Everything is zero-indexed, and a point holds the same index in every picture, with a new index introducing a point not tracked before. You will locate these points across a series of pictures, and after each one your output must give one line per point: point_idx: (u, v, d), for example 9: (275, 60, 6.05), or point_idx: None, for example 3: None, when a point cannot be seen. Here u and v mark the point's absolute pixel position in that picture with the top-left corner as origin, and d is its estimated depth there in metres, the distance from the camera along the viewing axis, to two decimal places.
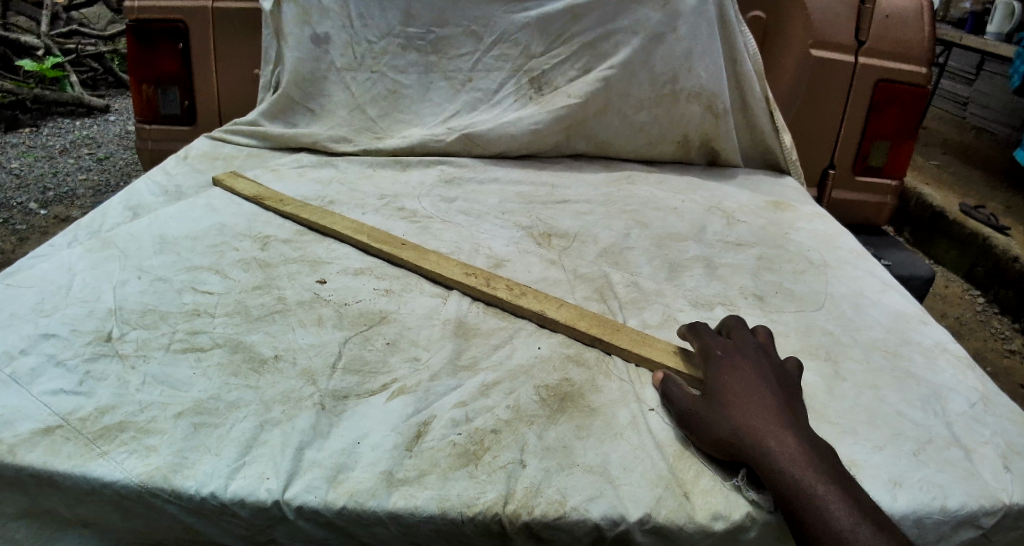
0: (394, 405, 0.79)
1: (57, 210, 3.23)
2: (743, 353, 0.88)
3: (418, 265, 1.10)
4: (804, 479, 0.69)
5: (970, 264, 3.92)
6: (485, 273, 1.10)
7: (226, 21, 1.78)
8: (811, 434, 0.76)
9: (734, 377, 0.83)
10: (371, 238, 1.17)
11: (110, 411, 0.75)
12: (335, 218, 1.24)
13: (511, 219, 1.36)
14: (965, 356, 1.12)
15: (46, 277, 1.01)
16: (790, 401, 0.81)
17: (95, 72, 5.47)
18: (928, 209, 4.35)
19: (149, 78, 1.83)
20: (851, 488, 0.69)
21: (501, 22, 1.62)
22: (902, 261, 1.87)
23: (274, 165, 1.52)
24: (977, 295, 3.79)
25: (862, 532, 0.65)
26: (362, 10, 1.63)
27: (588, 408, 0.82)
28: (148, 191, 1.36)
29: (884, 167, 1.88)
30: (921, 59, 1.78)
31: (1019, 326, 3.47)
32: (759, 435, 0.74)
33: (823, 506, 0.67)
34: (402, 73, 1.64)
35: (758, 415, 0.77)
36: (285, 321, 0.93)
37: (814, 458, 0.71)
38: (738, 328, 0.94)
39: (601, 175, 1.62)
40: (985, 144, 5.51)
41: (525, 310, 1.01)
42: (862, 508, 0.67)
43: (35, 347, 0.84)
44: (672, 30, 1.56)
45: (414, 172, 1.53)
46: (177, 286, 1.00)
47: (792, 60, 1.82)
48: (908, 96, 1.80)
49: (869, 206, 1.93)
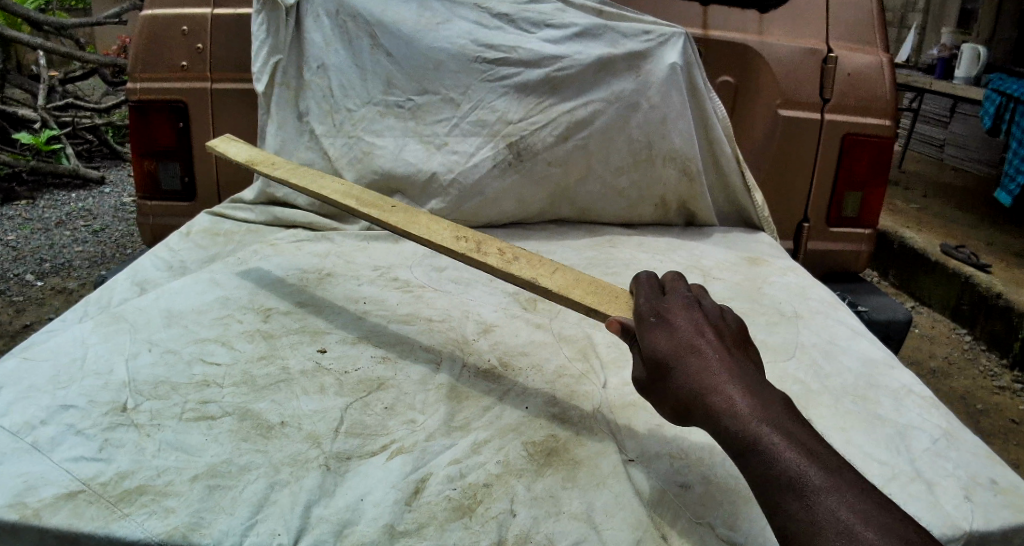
0: (394, 463, 0.85)
1: (54, 282, 3.29)
2: (673, 313, 0.89)
3: (408, 230, 1.20)
4: (752, 425, 0.73)
5: (957, 301, 4.21)
6: (474, 238, 1.20)
7: (223, 97, 1.90)
8: (755, 384, 0.78)
9: (672, 330, 0.86)
10: (360, 202, 1.29)
11: (129, 475, 0.81)
12: (326, 182, 1.38)
13: (499, 285, 1.42)
14: (931, 397, 1.20)
15: (61, 351, 1.08)
16: (733, 349, 0.85)
17: (90, 144, 5.92)
18: (910, 252, 4.70)
19: (151, 156, 1.97)
20: (798, 430, 0.72)
21: (476, 90, 1.69)
22: (880, 307, 1.98)
23: (272, 240, 1.60)
24: (964, 332, 4.08)
25: (811, 469, 0.67)
26: (343, 79, 1.72)
27: (573, 461, 0.89)
28: (153, 267, 1.45)
29: (857, 217, 2.04)
30: (879, 114, 1.95)
31: (1005, 362, 3.75)
32: (706, 389, 0.78)
33: (773, 452, 0.69)
34: (379, 136, 1.69)
35: (703, 367, 0.80)
36: (289, 389, 1.00)
37: (759, 405, 0.75)
38: (673, 282, 0.97)
39: (584, 240, 1.72)
40: (964, 194, 6.02)
41: (516, 277, 1.10)
42: (809, 448, 0.69)
43: (55, 417, 0.91)
44: (647, 99, 1.69)
45: (407, 244, 1.62)
46: (186, 357, 1.07)
47: (765, 114, 1.93)
48: (871, 145, 1.96)
49: (845, 254, 2.07)
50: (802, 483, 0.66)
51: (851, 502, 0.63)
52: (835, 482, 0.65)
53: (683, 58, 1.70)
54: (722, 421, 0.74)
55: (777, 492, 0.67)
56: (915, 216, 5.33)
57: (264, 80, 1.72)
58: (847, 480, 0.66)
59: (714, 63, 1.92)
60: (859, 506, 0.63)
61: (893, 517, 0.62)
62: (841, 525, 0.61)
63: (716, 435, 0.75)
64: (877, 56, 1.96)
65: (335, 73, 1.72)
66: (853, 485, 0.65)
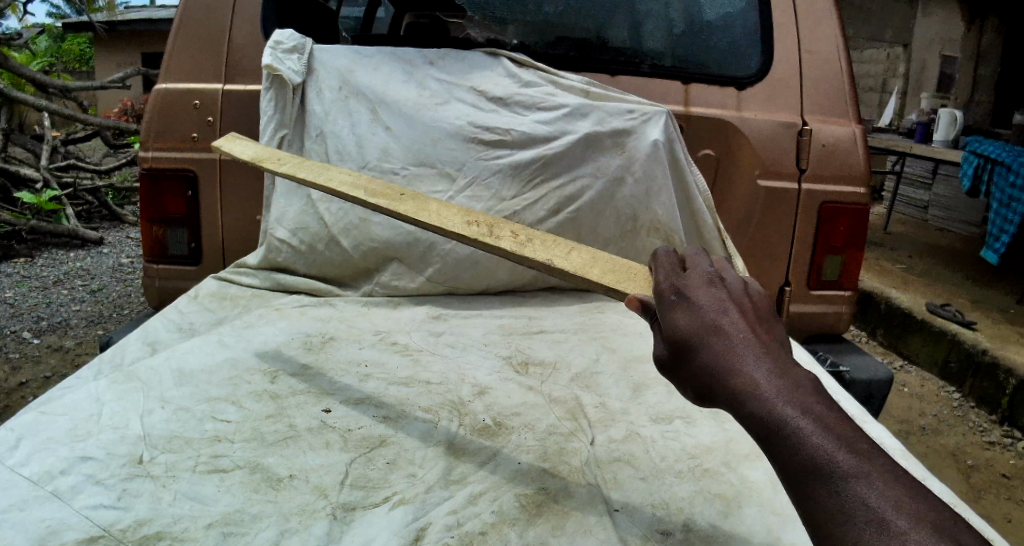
0: (396, 512, 0.91)
1: (50, 340, 3.33)
2: (694, 290, 0.84)
3: (419, 219, 1.27)
4: (778, 409, 0.69)
5: (945, 357, 4.31)
6: (486, 224, 1.28)
7: (230, 167, 2.02)
8: (781, 364, 0.74)
9: (692, 308, 0.81)
10: (368, 193, 1.37)
11: (147, 522, 0.87)
12: (333, 175, 1.48)
13: (493, 350, 1.50)
14: (901, 449, 1.27)
15: (77, 406, 1.14)
16: (757, 327, 0.80)
17: (90, 206, 6.09)
18: (898, 311, 4.83)
19: (160, 222, 2.08)
20: (827, 412, 0.69)
21: (471, 167, 1.82)
22: (862, 366, 2.10)
23: (277, 305, 1.69)
24: (953, 390, 4.15)
25: (840, 454, 0.64)
26: (340, 147, 1.84)
27: (562, 511, 0.95)
28: (163, 328, 1.53)
29: (837, 280, 2.16)
30: (853, 182, 2.10)
31: (995, 418, 3.82)
32: (728, 370, 0.74)
33: (800, 436, 0.66)
34: None
35: (724, 347, 0.76)
36: (297, 445, 1.06)
37: (785, 386, 0.71)
38: (694, 259, 0.92)
39: (574, 305, 1.82)
40: (945, 255, 6.25)
41: (531, 260, 1.18)
42: (837, 431, 0.66)
43: (74, 468, 0.97)
44: (632, 174, 1.83)
45: (405, 310, 1.72)
46: (198, 414, 1.14)
47: (745, 184, 2.07)
48: (846, 213, 2.11)
49: (828, 315, 2.18)
50: (829, 469, 0.63)
51: (884, 490, 0.61)
52: (867, 468, 0.63)
53: (665, 134, 1.83)
54: (745, 402, 0.71)
55: (803, 480, 0.64)
56: (898, 278, 5.50)
57: None
58: (879, 466, 0.63)
59: (698, 137, 2.04)
60: (892, 493, 0.60)
61: (925, 505, 0.60)
62: (872, 513, 0.59)
63: (739, 417, 0.72)
64: (850, 126, 2.10)
65: (331, 141, 1.85)
66: (884, 471, 0.63)
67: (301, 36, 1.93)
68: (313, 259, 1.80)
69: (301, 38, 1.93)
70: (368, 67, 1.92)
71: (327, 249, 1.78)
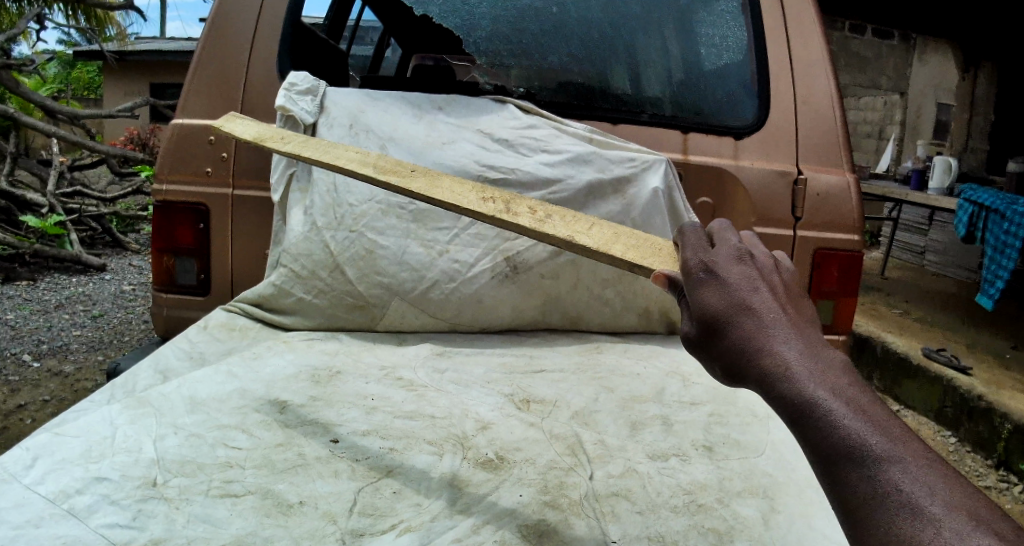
0: (402, 539, 0.96)
1: (50, 364, 3.34)
2: (724, 269, 0.88)
3: (433, 196, 1.33)
4: (810, 391, 0.72)
5: (941, 404, 4.33)
6: (502, 200, 1.34)
7: (242, 202, 2.09)
8: (811, 347, 0.78)
9: (722, 287, 0.86)
10: (378, 170, 1.44)
11: (162, 543, 0.92)
12: (340, 151, 1.55)
13: (495, 387, 1.54)
14: None
15: (91, 428, 1.18)
16: (786, 307, 0.85)
17: (94, 232, 6.17)
18: (893, 355, 4.87)
19: (170, 252, 2.14)
20: (856, 395, 0.73)
21: None
22: None
23: (285, 338, 1.74)
24: (949, 435, 4.18)
25: (873, 438, 0.67)
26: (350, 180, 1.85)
27: (561, 542, 1.00)
28: (174, 355, 1.58)
29: (831, 324, 2.22)
30: (847, 228, 2.18)
31: (991, 462, 3.86)
32: (759, 351, 0.78)
33: (831, 418, 0.70)
34: (380, 233, 1.80)
35: (754, 329, 0.80)
36: (306, 473, 1.10)
37: (816, 369, 0.75)
38: (722, 236, 0.96)
39: (574, 346, 1.87)
40: (941, 300, 6.35)
41: (555, 238, 1.23)
42: (868, 415, 0.70)
43: (89, 487, 1.01)
44: (632, 219, 1.92)
45: (410, 346, 1.76)
46: (209, 440, 1.17)
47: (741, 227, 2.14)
48: (839, 258, 2.19)
49: None
50: (862, 453, 0.66)
51: (916, 475, 0.64)
52: (900, 454, 0.66)
53: (665, 183, 1.93)
54: (777, 382, 0.75)
55: (834, 463, 0.68)
56: (895, 322, 5.57)
57: (279, 191, 1.92)
58: (911, 452, 0.66)
59: (697, 183, 2.13)
60: (926, 480, 0.63)
61: (957, 491, 0.63)
62: (905, 498, 0.63)
63: (770, 396, 0.76)
64: (844, 175, 2.19)
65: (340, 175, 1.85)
66: (916, 456, 0.66)
67: (314, 79, 2.03)
68: (311, 285, 1.79)
69: (315, 81, 2.02)
70: (378, 108, 2.00)
71: (329, 277, 1.79)
